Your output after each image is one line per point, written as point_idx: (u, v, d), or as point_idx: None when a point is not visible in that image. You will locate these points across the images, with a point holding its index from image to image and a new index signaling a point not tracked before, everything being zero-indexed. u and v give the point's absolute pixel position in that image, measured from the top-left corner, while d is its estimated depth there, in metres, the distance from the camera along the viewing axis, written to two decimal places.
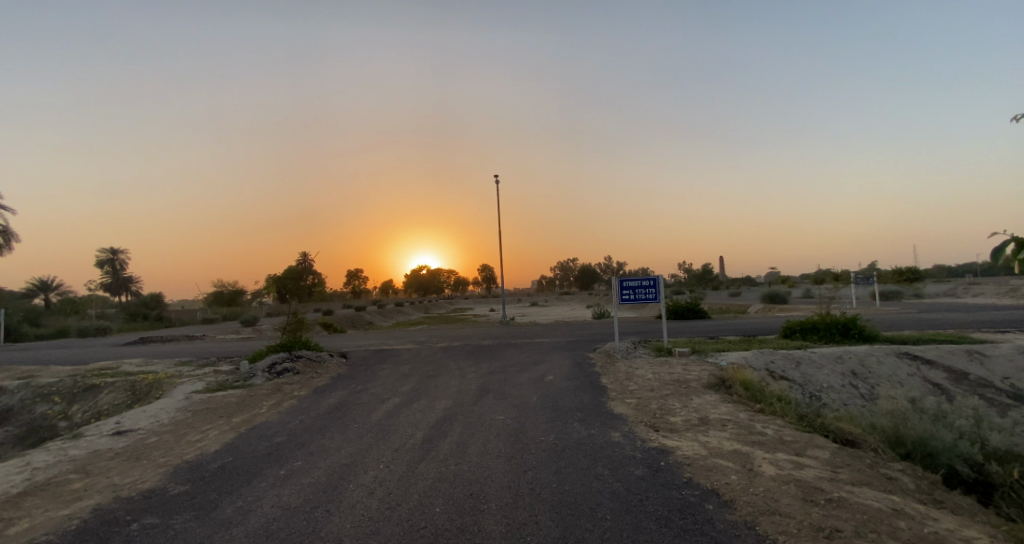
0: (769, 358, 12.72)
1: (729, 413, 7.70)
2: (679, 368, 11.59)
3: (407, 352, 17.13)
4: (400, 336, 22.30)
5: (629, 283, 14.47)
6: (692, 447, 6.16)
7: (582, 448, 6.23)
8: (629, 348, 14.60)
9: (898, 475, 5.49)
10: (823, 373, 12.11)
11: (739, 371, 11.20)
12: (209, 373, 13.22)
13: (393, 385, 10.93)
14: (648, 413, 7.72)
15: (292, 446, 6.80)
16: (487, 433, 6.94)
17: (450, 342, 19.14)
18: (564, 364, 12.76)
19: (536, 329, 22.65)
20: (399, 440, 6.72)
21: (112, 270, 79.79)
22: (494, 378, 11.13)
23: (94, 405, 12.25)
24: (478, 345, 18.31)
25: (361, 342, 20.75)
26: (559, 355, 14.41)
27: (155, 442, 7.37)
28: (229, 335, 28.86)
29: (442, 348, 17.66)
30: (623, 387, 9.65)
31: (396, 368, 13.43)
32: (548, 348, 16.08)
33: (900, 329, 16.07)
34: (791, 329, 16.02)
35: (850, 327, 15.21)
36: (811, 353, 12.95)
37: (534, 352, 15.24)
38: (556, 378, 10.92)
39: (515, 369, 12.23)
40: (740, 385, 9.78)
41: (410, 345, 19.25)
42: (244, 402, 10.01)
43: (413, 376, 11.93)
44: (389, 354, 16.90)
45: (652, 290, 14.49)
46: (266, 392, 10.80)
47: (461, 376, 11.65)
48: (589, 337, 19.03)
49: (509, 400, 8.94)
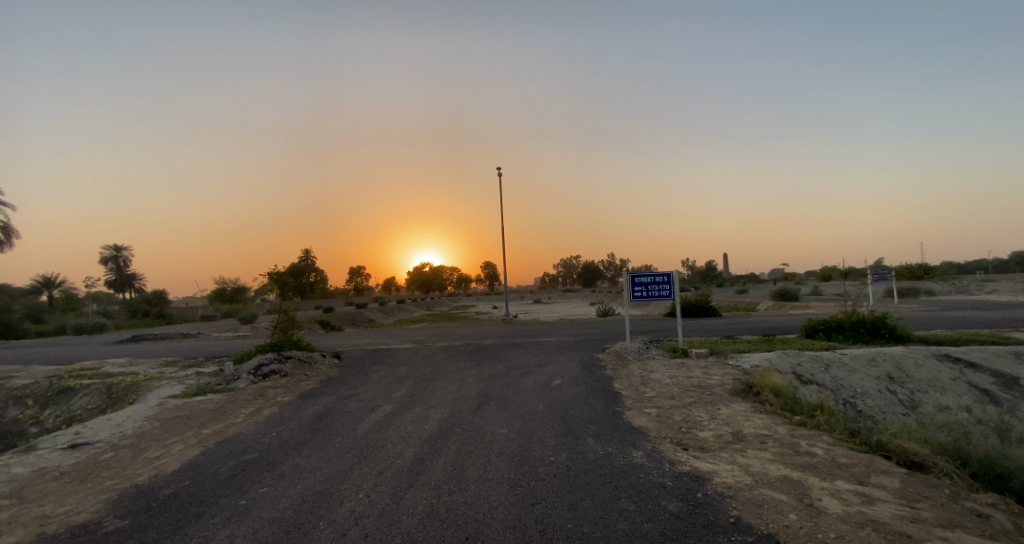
0: (795, 360, 11.75)
1: (766, 427, 6.72)
2: (698, 371, 10.64)
3: (405, 352, 16.18)
4: (399, 335, 21.33)
5: (642, 279, 13.44)
6: (732, 471, 5.17)
7: (601, 472, 5.25)
8: (641, 348, 13.61)
9: (988, 511, 4.52)
10: (856, 377, 11.25)
11: (765, 375, 10.22)
12: (192, 374, 12.33)
13: (387, 390, 9.99)
14: (672, 426, 6.75)
15: (262, 465, 5.88)
16: (489, 452, 5.98)
17: (450, 342, 18.17)
18: (573, 366, 11.80)
19: (541, 327, 21.66)
20: (386, 461, 5.76)
21: (116, 267, 79.38)
22: (496, 382, 10.19)
23: (66, 409, 11.35)
24: (480, 344, 17.34)
25: (358, 341, 19.80)
26: (566, 356, 13.44)
27: (108, 459, 6.44)
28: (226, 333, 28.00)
29: (442, 348, 16.71)
30: (640, 394, 8.69)
31: (392, 370, 12.50)
32: (555, 349, 15.11)
33: (931, 328, 15.07)
34: (815, 328, 15.03)
35: (879, 327, 14.24)
36: (840, 355, 11.99)
37: (539, 353, 14.28)
38: (565, 383, 9.95)
39: (519, 372, 11.29)
40: (770, 392, 8.82)
41: (409, 344, 18.31)
42: (221, 409, 9.07)
43: (409, 380, 11.00)
44: (385, 354, 15.95)
45: (667, 286, 13.47)
46: (248, 397, 9.89)
47: (461, 379, 10.71)
48: (597, 336, 18.04)
49: (513, 409, 7.96)
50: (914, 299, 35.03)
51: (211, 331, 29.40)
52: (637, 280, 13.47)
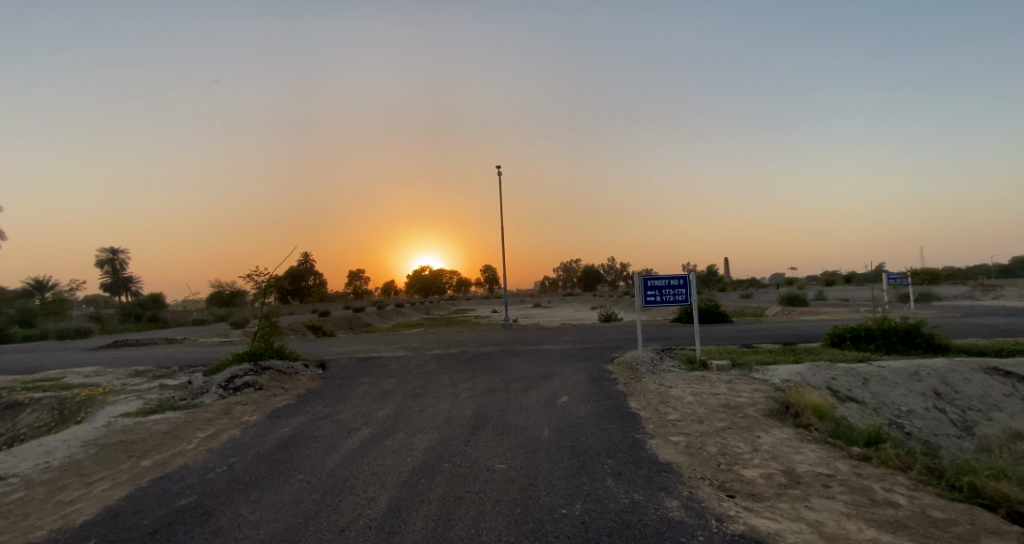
0: (827, 374, 10.53)
1: (822, 463, 5.50)
2: (723, 386, 9.41)
3: (396, 361, 14.92)
4: (390, 342, 20.06)
5: (655, 282, 12.19)
6: (800, 532, 3.93)
7: (628, 532, 4.01)
8: (653, 358, 12.38)
9: None
10: (898, 393, 10.04)
11: (800, 392, 8.98)
12: (156, 386, 11.09)
13: (369, 408, 8.76)
14: (708, 462, 5.53)
15: (196, 515, 4.65)
16: (483, 498, 4.74)
17: (445, 349, 16.90)
18: (580, 380, 10.56)
19: (541, 334, 20.40)
20: (351, 512, 4.53)
21: (111, 270, 78.12)
22: (494, 400, 8.95)
23: (11, 427, 10.09)
24: (477, 353, 16.08)
25: (347, 348, 18.53)
26: (571, 367, 12.19)
27: (11, 503, 5.20)
28: (213, 338, 26.67)
29: (436, 357, 15.47)
30: (661, 417, 7.47)
31: (379, 383, 11.25)
32: (558, 359, 13.85)
33: (967, 337, 13.89)
34: (841, 337, 13.81)
35: (912, 335, 13.02)
36: (877, 368, 10.76)
37: (542, 363, 13.03)
38: (572, 401, 8.71)
39: (519, 387, 10.05)
40: (811, 414, 7.60)
41: (401, 351, 17.04)
42: (175, 431, 7.83)
43: (395, 395, 9.76)
44: (373, 363, 14.67)
45: (683, 291, 12.23)
46: (210, 416, 8.65)
47: (454, 395, 9.48)
48: (603, 344, 16.79)
49: (514, 435, 6.73)
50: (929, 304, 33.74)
51: (198, 336, 28.13)
52: (649, 284, 12.21)
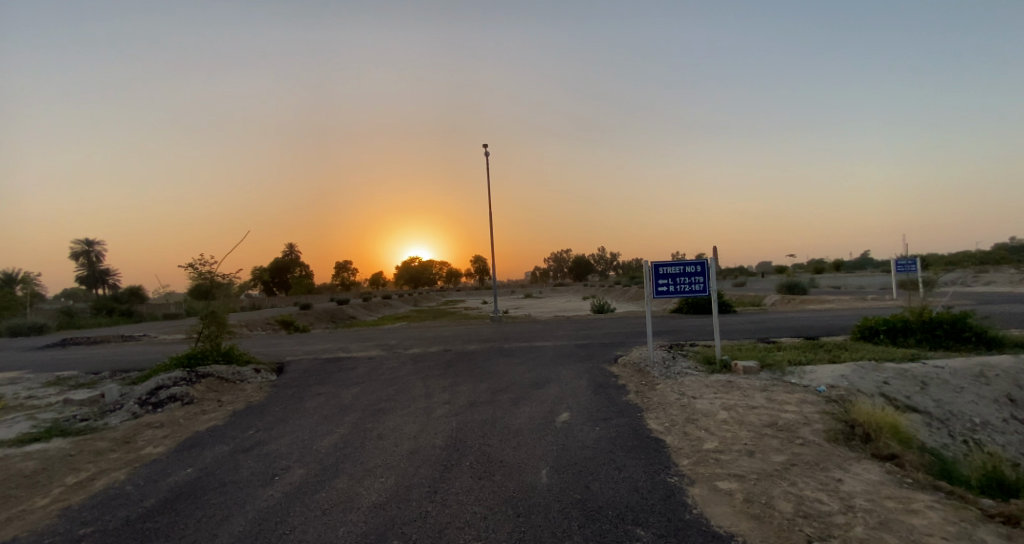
0: (877, 376, 8.72)
1: (959, 533, 3.66)
2: (759, 396, 7.56)
3: (366, 363, 12.92)
4: (364, 339, 17.96)
5: (667, 270, 10.29)
6: None
7: None
8: (664, 358, 10.51)
9: None
10: (965, 400, 8.31)
11: (857, 404, 7.17)
12: (60, 402, 9.01)
13: (312, 433, 6.80)
14: (790, 536, 3.65)
15: None
16: None
17: (425, 348, 14.91)
18: (581, 389, 8.67)
19: (533, 328, 18.45)
20: None
21: (87, 263, 74.80)
22: (474, 420, 7.02)
23: None
24: (460, 352, 14.11)
25: (315, 347, 16.46)
26: (569, 372, 10.26)
27: None
28: (176, 335, 24.36)
29: (412, 357, 13.52)
30: (694, 447, 5.58)
31: (337, 394, 9.28)
32: (553, 360, 11.94)
33: (1015, 328, 12.24)
34: (875, 330, 12.06)
35: (960, 328, 11.31)
36: (934, 369, 8.98)
37: (536, 366, 11.12)
38: (574, 420, 6.82)
39: (507, 399, 8.13)
40: (889, 440, 5.76)
41: (374, 351, 15.03)
42: (42, 471, 5.81)
43: (352, 413, 7.80)
44: (339, 366, 12.66)
45: (699, 280, 10.36)
46: (103, 447, 6.64)
47: (424, 412, 7.53)
48: (603, 341, 14.90)
49: (498, 482, 4.83)
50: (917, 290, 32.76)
51: (160, 334, 25.79)
52: (660, 272, 10.29)
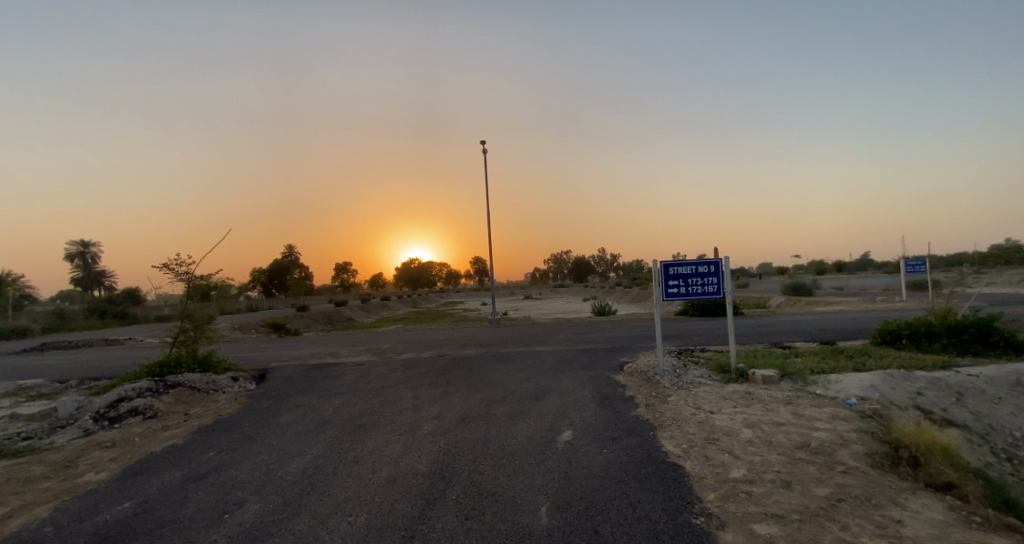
0: (911, 386, 7.89)
1: None
2: (784, 411, 6.73)
3: (354, 370, 12.10)
4: (356, 343, 17.14)
5: (678, 270, 9.48)
6: None
7: None
8: (674, 367, 9.69)
9: None
10: (1009, 413, 7.49)
11: (896, 420, 6.35)
12: (10, 417, 8.18)
13: (279, 455, 5.99)
14: None
15: None
16: None
17: (418, 354, 14.08)
18: (584, 401, 7.87)
19: (532, 331, 17.62)
20: None
21: (83, 263, 73.80)
22: (464, 439, 6.21)
23: None
24: (455, 358, 13.28)
25: (303, 351, 15.65)
26: (571, 381, 9.44)
27: None
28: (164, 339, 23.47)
29: (403, 364, 12.68)
30: (719, 475, 4.74)
31: (317, 407, 8.46)
32: (553, 367, 11.11)
33: None
34: (898, 334, 11.25)
35: (989, 332, 10.51)
36: (971, 378, 8.16)
37: (535, 373, 10.30)
38: (577, 440, 6.00)
39: (502, 414, 7.31)
40: (944, 465, 4.94)
41: (364, 356, 14.21)
42: None
43: (328, 430, 6.98)
44: (325, 373, 11.85)
45: (713, 282, 9.56)
46: (39, 475, 5.81)
47: (409, 429, 6.72)
48: (606, 345, 14.08)
49: (486, 525, 4.00)
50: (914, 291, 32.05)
51: (147, 337, 24.90)
52: (670, 272, 9.49)
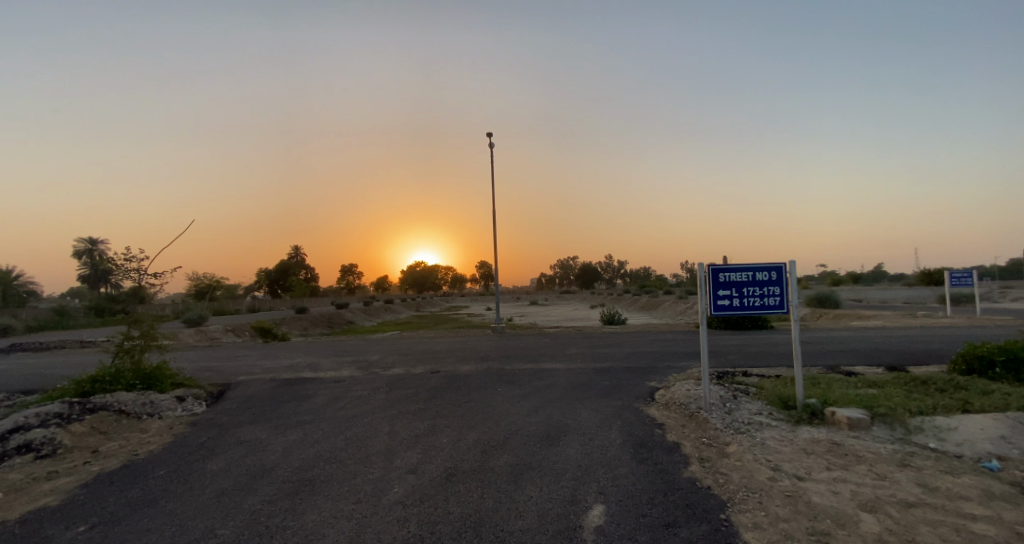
0: None
1: None
2: (906, 481, 4.72)
3: (330, 389, 10.18)
4: (342, 354, 15.19)
5: (732, 277, 7.48)
6: None
7: None
8: (723, 401, 7.65)
9: None
10: None
11: None
12: None
13: (173, 536, 4.07)
14: None
15: None
16: None
17: (408, 369, 12.12)
18: (613, 450, 5.88)
19: (541, 343, 15.61)
20: None
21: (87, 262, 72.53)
22: (448, 518, 4.24)
23: None
24: (451, 375, 11.31)
25: (280, 362, 13.75)
26: (593, 416, 7.43)
27: None
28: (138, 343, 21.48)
29: (389, 382, 10.71)
30: None
31: (263, 443, 6.54)
32: (568, 392, 9.11)
33: None
34: (990, 362, 9.11)
35: None
36: None
37: (546, 401, 8.34)
38: (613, 528, 4.01)
39: (503, 470, 5.35)
40: None
41: (347, 370, 12.26)
42: None
43: (263, 490, 5.04)
44: (294, 392, 9.93)
45: (774, 293, 7.52)
46: None
47: (372, 495, 4.78)
48: (629, 364, 12.06)
49: None
50: (950, 306, 29.90)
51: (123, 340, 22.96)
52: (722, 279, 7.47)
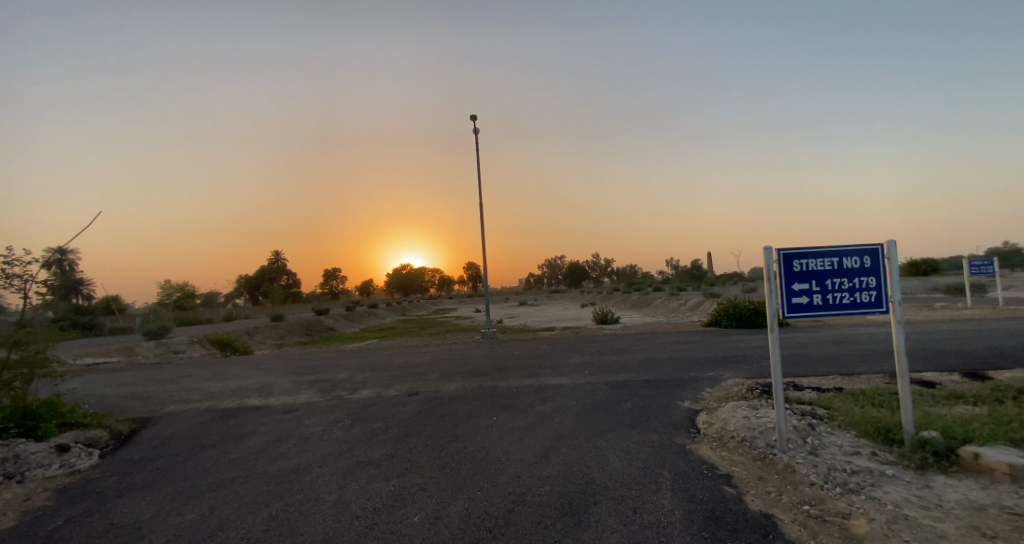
0: None
1: None
2: None
3: (275, 424, 7.93)
4: (304, 371, 12.86)
5: (810, 265, 5.46)
6: None
7: None
8: (802, 436, 5.61)
9: None
10: None
11: None
12: None
13: None
14: None
15: None
16: None
17: (380, 390, 9.90)
18: (680, 535, 3.78)
19: (538, 352, 13.48)
20: None
21: None
22: None
23: None
24: (432, 397, 9.14)
25: (227, 385, 11.42)
26: (628, 464, 5.30)
27: None
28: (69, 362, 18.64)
29: (353, 410, 8.49)
30: None
31: (144, 531, 4.34)
32: (583, 421, 6.99)
33: None
34: None
35: None
36: None
37: (558, 439, 6.21)
38: None
39: None
40: None
41: (304, 394, 9.99)
42: None
43: None
44: (228, 430, 7.66)
45: (868, 287, 5.48)
46: None
47: None
48: (647, 376, 10.00)
49: None
50: (961, 297, 28.58)
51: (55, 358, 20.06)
52: (797, 268, 5.44)
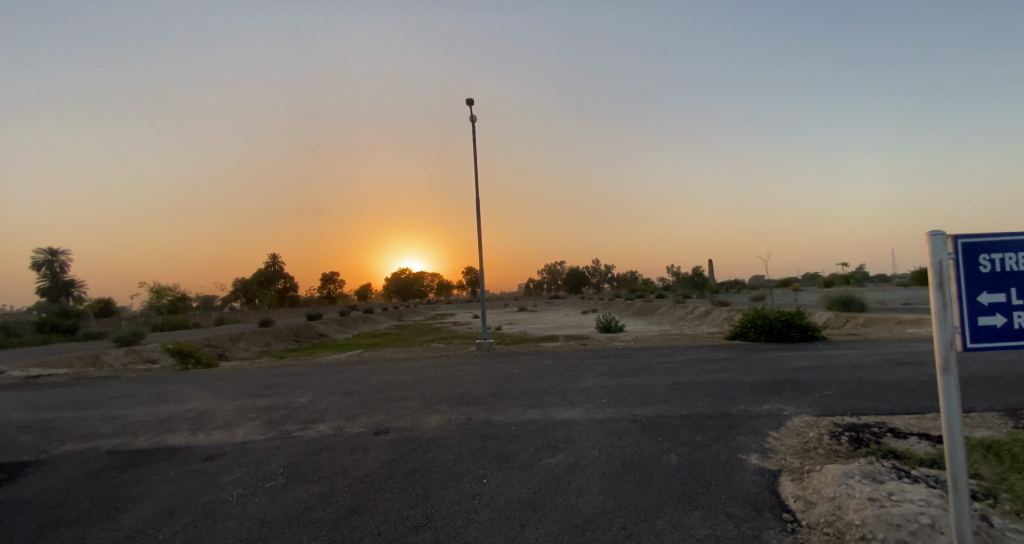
0: None
1: None
2: None
3: (182, 480, 5.72)
4: (260, 393, 10.65)
5: (1005, 263, 3.30)
6: None
7: None
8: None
9: None
10: None
11: None
12: None
13: None
14: None
15: None
16: None
17: (340, 425, 7.69)
18: None
19: (542, 372, 11.26)
20: None
21: None
22: None
23: None
24: (405, 437, 6.93)
25: (157, 412, 9.21)
26: None
27: None
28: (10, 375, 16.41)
29: (293, 457, 6.28)
30: None
31: None
32: (614, 490, 4.77)
33: None
34: None
35: None
36: None
37: (580, 532, 4.00)
38: None
39: None
40: None
41: (243, 429, 7.77)
42: None
43: None
44: (109, 493, 5.45)
45: None
46: None
47: None
48: (684, 409, 7.79)
49: None
50: None
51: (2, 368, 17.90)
52: (984, 268, 3.29)
